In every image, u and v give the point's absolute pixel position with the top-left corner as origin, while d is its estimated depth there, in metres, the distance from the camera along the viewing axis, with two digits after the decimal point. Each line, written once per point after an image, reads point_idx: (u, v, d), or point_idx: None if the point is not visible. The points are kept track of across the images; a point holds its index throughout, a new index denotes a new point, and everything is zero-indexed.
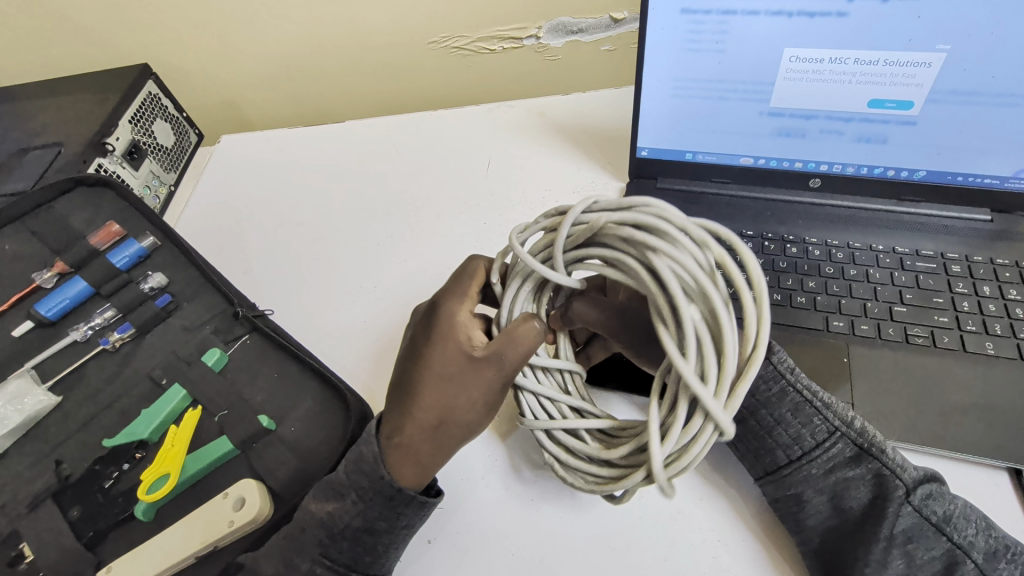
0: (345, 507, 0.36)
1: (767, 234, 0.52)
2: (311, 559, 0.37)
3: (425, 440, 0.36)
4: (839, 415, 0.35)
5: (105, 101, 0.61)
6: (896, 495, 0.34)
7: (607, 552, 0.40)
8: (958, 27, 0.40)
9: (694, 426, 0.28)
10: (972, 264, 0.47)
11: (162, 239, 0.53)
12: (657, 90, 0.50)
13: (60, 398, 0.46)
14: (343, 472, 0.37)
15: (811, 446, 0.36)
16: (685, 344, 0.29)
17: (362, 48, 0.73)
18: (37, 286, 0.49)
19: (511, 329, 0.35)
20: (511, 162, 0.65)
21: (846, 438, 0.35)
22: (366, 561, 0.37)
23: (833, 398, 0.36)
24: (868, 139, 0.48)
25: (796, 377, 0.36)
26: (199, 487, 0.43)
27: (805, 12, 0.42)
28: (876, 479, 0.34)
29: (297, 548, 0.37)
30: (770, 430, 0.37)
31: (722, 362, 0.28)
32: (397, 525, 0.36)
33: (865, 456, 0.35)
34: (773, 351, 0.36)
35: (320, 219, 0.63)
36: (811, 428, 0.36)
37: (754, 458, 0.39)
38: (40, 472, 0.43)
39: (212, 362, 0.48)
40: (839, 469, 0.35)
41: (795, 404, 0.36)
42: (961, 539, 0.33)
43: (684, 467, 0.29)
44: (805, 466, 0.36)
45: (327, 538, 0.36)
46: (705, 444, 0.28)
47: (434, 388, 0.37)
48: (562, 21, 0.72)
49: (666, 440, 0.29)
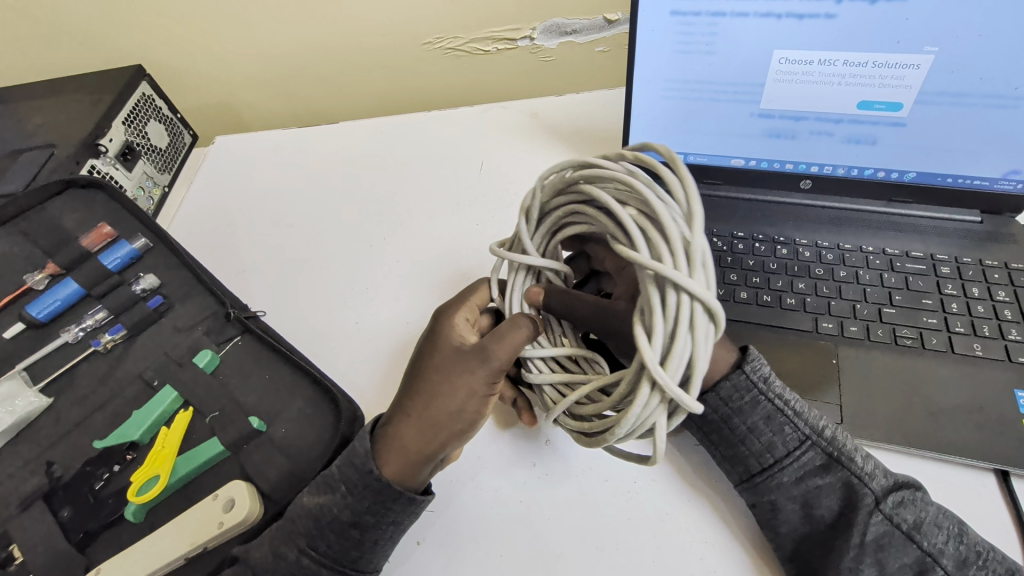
0: (333, 500, 0.36)
1: (757, 236, 0.52)
2: (297, 549, 0.37)
3: (415, 431, 0.37)
4: (809, 424, 0.36)
5: (98, 102, 0.61)
6: (864, 503, 0.34)
7: (596, 554, 0.40)
8: (945, 28, 0.40)
9: (670, 305, 0.30)
10: (961, 265, 0.47)
11: (154, 240, 0.53)
12: (647, 91, 0.50)
13: (52, 399, 0.46)
14: (335, 466, 0.38)
15: (783, 454, 0.36)
16: (639, 239, 0.32)
17: (356, 48, 0.73)
18: (29, 287, 0.49)
19: (500, 328, 0.37)
20: (505, 163, 0.65)
21: (816, 447, 0.35)
22: (353, 556, 0.37)
23: (805, 405, 0.37)
24: (858, 140, 0.48)
25: (768, 387, 0.36)
26: (190, 488, 0.43)
27: (794, 13, 0.42)
28: (845, 486, 0.35)
29: (285, 538, 0.37)
30: (742, 438, 0.37)
31: (672, 237, 0.31)
32: (384, 521, 0.36)
33: (835, 464, 0.35)
34: (748, 360, 0.36)
35: (314, 220, 0.63)
36: (783, 437, 0.36)
37: (729, 464, 0.38)
38: (32, 474, 0.43)
39: (204, 363, 0.48)
40: (810, 477, 0.35)
41: (767, 413, 0.36)
42: (931, 547, 0.33)
43: (682, 354, 0.30)
44: (777, 474, 0.36)
45: (314, 529, 0.37)
46: (686, 314, 0.30)
47: (428, 384, 0.38)
48: (556, 22, 0.72)
49: (655, 337, 0.30)
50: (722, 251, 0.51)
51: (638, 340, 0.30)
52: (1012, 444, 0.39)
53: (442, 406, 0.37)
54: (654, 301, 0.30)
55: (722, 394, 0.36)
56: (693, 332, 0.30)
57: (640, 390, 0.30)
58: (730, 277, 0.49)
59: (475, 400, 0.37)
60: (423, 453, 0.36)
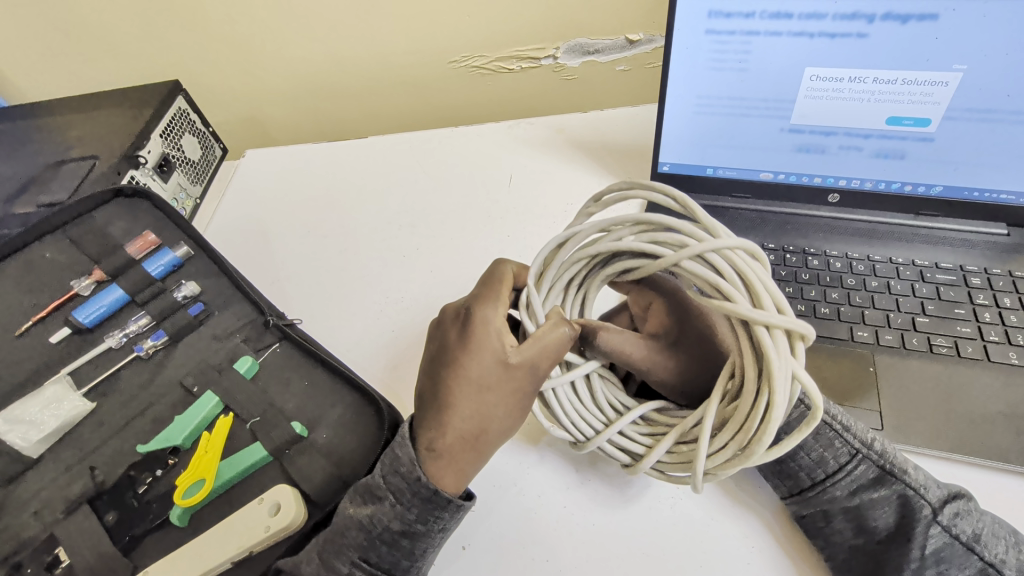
0: (383, 510, 0.37)
1: (788, 247, 0.53)
2: (349, 561, 0.37)
3: (467, 448, 0.37)
4: (859, 437, 0.36)
5: (137, 116, 0.63)
6: (922, 515, 0.34)
7: (642, 558, 0.40)
8: (973, 49, 0.42)
9: (727, 267, 0.33)
10: (992, 276, 0.48)
11: (195, 248, 0.54)
12: (680, 108, 0.52)
13: (95, 404, 0.46)
14: (379, 474, 0.37)
15: (834, 469, 0.36)
16: (657, 247, 0.35)
17: (384, 66, 0.75)
18: (75, 293, 0.50)
19: (543, 338, 0.36)
20: (532, 177, 0.67)
21: (868, 460, 0.35)
22: (404, 565, 0.37)
23: (850, 418, 0.37)
24: (887, 154, 0.49)
25: (814, 400, 0.36)
26: (233, 494, 0.43)
27: (826, 32, 0.44)
28: (899, 499, 0.35)
29: (337, 550, 0.37)
30: (792, 454, 0.37)
31: (681, 225, 0.35)
32: (433, 528, 0.37)
33: (888, 478, 0.35)
34: None
35: (345, 231, 0.64)
36: (833, 451, 0.36)
37: (780, 479, 0.39)
38: (75, 478, 0.44)
39: (244, 370, 0.48)
40: (863, 491, 0.35)
41: (815, 427, 0.36)
42: (993, 557, 0.34)
43: (763, 294, 0.31)
44: (829, 488, 0.36)
45: (365, 542, 0.37)
46: (741, 260, 0.32)
47: (473, 399, 0.37)
48: (579, 41, 0.74)
49: (735, 297, 0.32)
50: None
51: (725, 307, 0.31)
52: None
53: (484, 419, 0.37)
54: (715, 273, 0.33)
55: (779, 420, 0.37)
56: (759, 270, 0.32)
57: (764, 340, 0.30)
58: None
59: (517, 414, 0.38)
60: (468, 472, 0.37)
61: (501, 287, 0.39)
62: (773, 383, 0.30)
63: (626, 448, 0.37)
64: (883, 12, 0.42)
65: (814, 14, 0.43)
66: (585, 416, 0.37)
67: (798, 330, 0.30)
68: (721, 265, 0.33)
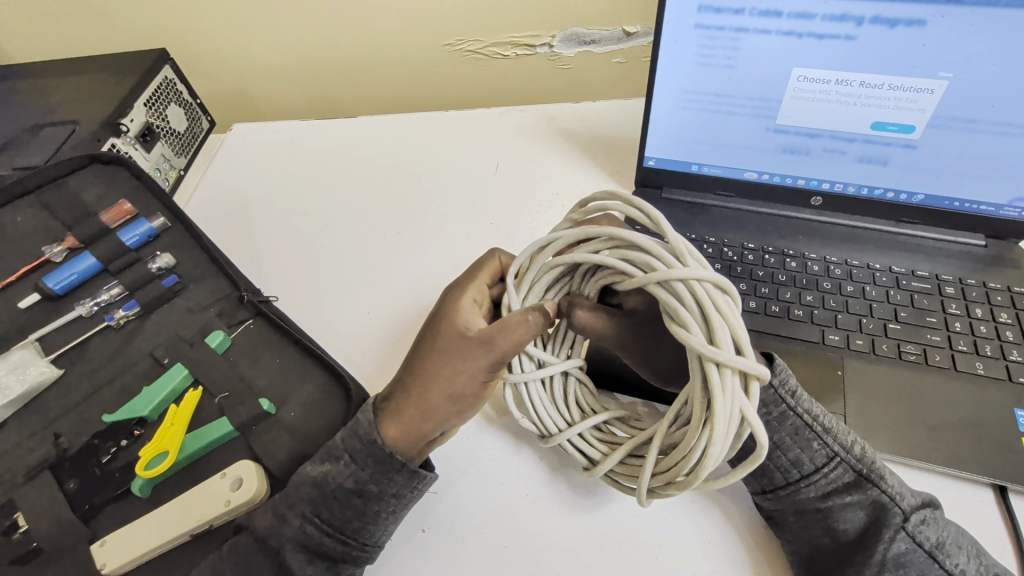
0: (338, 468, 0.37)
1: (767, 248, 0.53)
2: (301, 515, 0.37)
3: (413, 410, 0.38)
4: (838, 440, 0.36)
5: (121, 84, 0.62)
6: (893, 521, 0.34)
7: (598, 549, 0.40)
8: (959, 57, 0.42)
9: (687, 298, 0.32)
10: (965, 287, 0.48)
11: (172, 220, 0.54)
12: (668, 102, 0.51)
13: (62, 371, 0.46)
14: (339, 435, 0.39)
15: (810, 470, 0.36)
16: (628, 268, 0.35)
17: (377, 46, 0.75)
18: (47, 259, 0.49)
19: (506, 321, 0.36)
20: (520, 165, 0.66)
21: (845, 464, 0.36)
22: (355, 526, 0.37)
23: (833, 421, 0.37)
24: (870, 160, 0.49)
25: (796, 402, 0.36)
26: (196, 467, 0.43)
27: (815, 33, 0.44)
28: (874, 504, 0.35)
29: (289, 503, 0.38)
30: (768, 452, 0.37)
31: (652, 247, 0.34)
32: (387, 492, 0.37)
33: (864, 482, 0.36)
34: (777, 374, 0.36)
35: (328, 210, 0.64)
36: (810, 453, 0.36)
37: (752, 477, 0.39)
38: (38, 444, 0.43)
39: (216, 344, 0.48)
40: (836, 494, 0.36)
41: (795, 428, 0.36)
42: (953, 567, 0.34)
43: (720, 331, 0.31)
44: (802, 489, 0.37)
45: (318, 495, 0.37)
46: (705, 292, 0.32)
47: (433, 366, 0.38)
48: (575, 31, 0.73)
49: (692, 327, 0.31)
50: (732, 260, 0.52)
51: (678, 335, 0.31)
52: (1012, 462, 0.40)
53: (438, 389, 0.37)
54: (676, 303, 0.32)
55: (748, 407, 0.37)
56: (721, 307, 0.32)
57: (711, 377, 0.30)
58: (740, 286, 0.50)
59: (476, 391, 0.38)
60: (414, 437, 0.37)
61: (485, 274, 0.42)
62: (715, 419, 0.29)
63: (585, 452, 0.38)
64: (872, 15, 0.42)
65: (804, 14, 0.43)
66: (552, 414, 0.38)
67: (749, 370, 0.30)
68: (682, 293, 0.32)
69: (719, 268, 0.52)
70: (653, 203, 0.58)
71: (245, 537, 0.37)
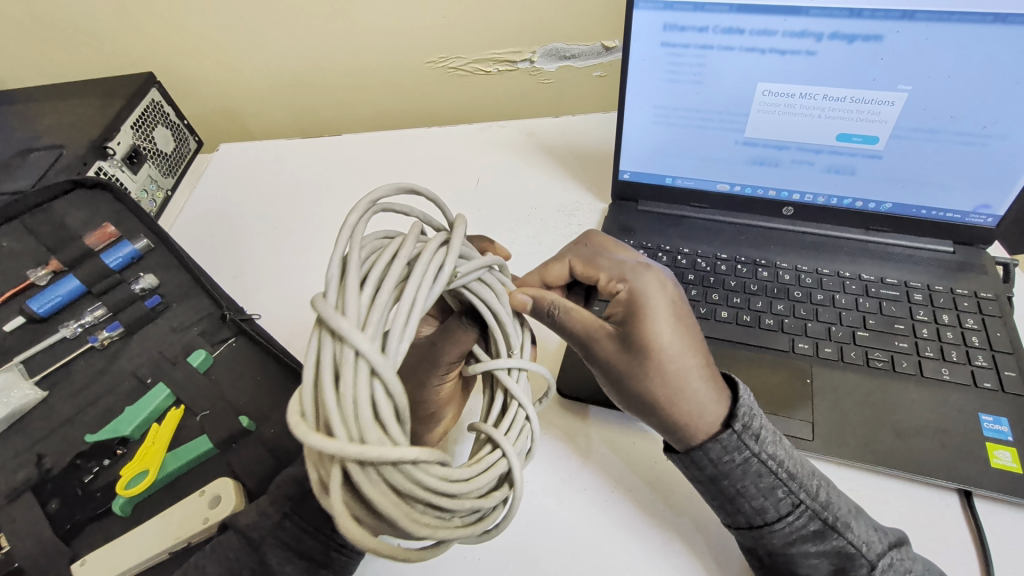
0: None
1: (740, 258, 0.54)
2: (281, 512, 0.37)
3: None
4: (803, 488, 0.36)
5: (108, 107, 0.63)
6: (858, 572, 0.35)
7: (570, 558, 0.41)
8: (916, 71, 0.43)
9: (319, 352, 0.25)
10: (934, 293, 0.49)
11: (156, 242, 0.54)
12: (639, 117, 0.52)
13: (46, 392, 0.47)
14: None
15: (774, 518, 0.36)
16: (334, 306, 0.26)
17: (360, 64, 0.76)
18: (31, 283, 0.50)
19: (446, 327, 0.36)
20: (499, 179, 0.68)
21: (810, 512, 0.36)
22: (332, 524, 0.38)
23: (798, 464, 0.37)
24: (838, 170, 0.50)
25: (760, 449, 0.36)
26: (177, 485, 0.44)
27: (777, 49, 0.45)
28: (839, 553, 0.35)
29: (271, 500, 0.37)
30: (732, 499, 0.37)
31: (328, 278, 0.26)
32: None
33: (830, 531, 0.36)
34: (738, 421, 0.36)
35: (311, 228, 0.65)
36: (776, 501, 0.36)
37: (717, 514, 0.39)
38: (21, 465, 0.44)
39: (197, 363, 0.49)
40: (801, 541, 0.36)
41: (759, 475, 0.36)
42: None
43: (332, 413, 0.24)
44: (766, 535, 0.37)
45: (298, 493, 0.37)
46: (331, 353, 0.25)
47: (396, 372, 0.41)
48: (555, 46, 0.74)
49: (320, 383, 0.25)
50: (705, 270, 0.53)
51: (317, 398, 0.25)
52: (978, 466, 0.40)
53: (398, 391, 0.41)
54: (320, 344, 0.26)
55: (710, 454, 0.36)
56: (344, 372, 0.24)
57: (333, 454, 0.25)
58: (712, 296, 0.51)
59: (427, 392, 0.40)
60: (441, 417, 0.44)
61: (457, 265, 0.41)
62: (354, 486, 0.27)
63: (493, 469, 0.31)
64: (830, 32, 0.43)
65: (765, 31, 0.44)
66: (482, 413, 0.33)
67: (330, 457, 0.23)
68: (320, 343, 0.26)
69: (692, 278, 0.53)
70: (629, 215, 0.59)
71: (232, 537, 0.37)
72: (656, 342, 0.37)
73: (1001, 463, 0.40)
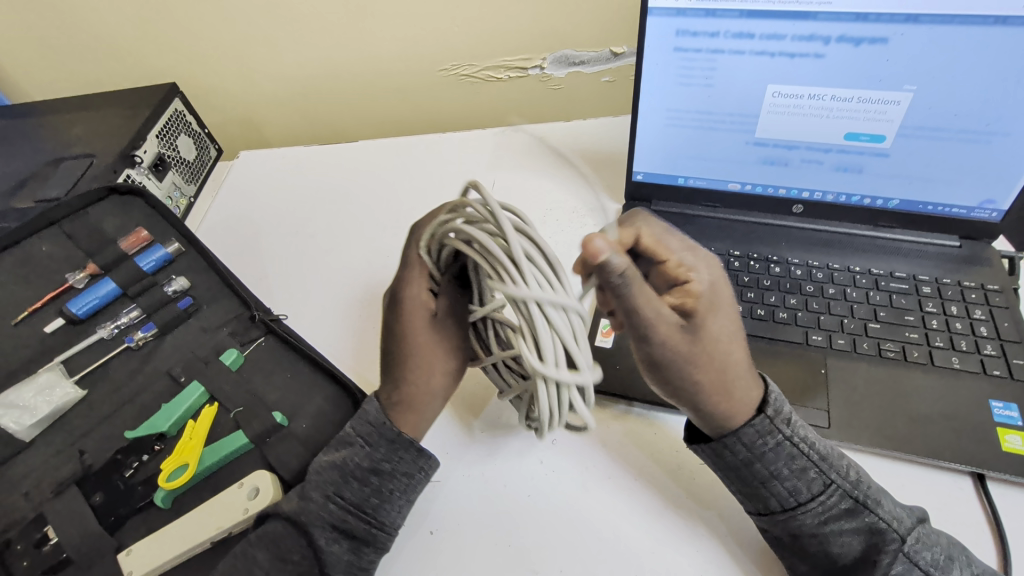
0: (354, 451, 0.41)
1: (752, 255, 0.55)
2: (323, 495, 0.40)
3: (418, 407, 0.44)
4: (833, 468, 0.38)
5: (134, 117, 0.65)
6: (890, 547, 0.36)
7: (598, 543, 0.43)
8: (921, 72, 0.45)
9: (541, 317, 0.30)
10: (942, 285, 0.51)
11: (186, 245, 0.56)
12: (652, 120, 0.54)
13: (85, 391, 0.48)
14: (350, 426, 0.43)
15: (807, 498, 0.37)
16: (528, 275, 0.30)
17: (374, 72, 0.78)
18: (70, 286, 0.52)
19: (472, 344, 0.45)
20: (514, 183, 0.69)
21: (841, 491, 0.37)
22: (373, 503, 0.40)
23: (825, 447, 0.39)
24: (846, 168, 0.52)
25: (791, 431, 0.38)
26: (214, 478, 0.45)
27: (786, 53, 0.47)
28: (871, 531, 0.36)
29: (313, 485, 0.41)
30: (765, 481, 0.38)
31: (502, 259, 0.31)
32: (398, 470, 0.41)
33: (861, 508, 0.37)
34: (769, 404, 0.38)
35: (332, 231, 0.67)
36: (807, 481, 0.37)
37: (748, 501, 0.40)
38: (64, 461, 0.46)
39: (230, 361, 0.51)
40: (833, 521, 0.37)
41: (790, 455, 0.37)
42: None
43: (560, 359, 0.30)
44: (799, 516, 0.37)
45: (340, 477, 0.40)
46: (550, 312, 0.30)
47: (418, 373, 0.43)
48: (564, 53, 0.77)
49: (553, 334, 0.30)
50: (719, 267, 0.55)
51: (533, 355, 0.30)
52: (987, 449, 0.42)
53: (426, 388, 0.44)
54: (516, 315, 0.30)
55: (745, 439, 0.37)
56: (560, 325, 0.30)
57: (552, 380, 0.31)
58: None
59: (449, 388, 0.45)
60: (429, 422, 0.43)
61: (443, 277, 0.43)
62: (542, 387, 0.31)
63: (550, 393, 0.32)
64: (838, 35, 0.45)
65: (774, 36, 0.46)
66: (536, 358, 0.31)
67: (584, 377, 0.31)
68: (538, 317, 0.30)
69: None
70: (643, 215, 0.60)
71: (273, 525, 0.40)
72: (712, 335, 0.38)
73: (1012, 447, 0.41)
